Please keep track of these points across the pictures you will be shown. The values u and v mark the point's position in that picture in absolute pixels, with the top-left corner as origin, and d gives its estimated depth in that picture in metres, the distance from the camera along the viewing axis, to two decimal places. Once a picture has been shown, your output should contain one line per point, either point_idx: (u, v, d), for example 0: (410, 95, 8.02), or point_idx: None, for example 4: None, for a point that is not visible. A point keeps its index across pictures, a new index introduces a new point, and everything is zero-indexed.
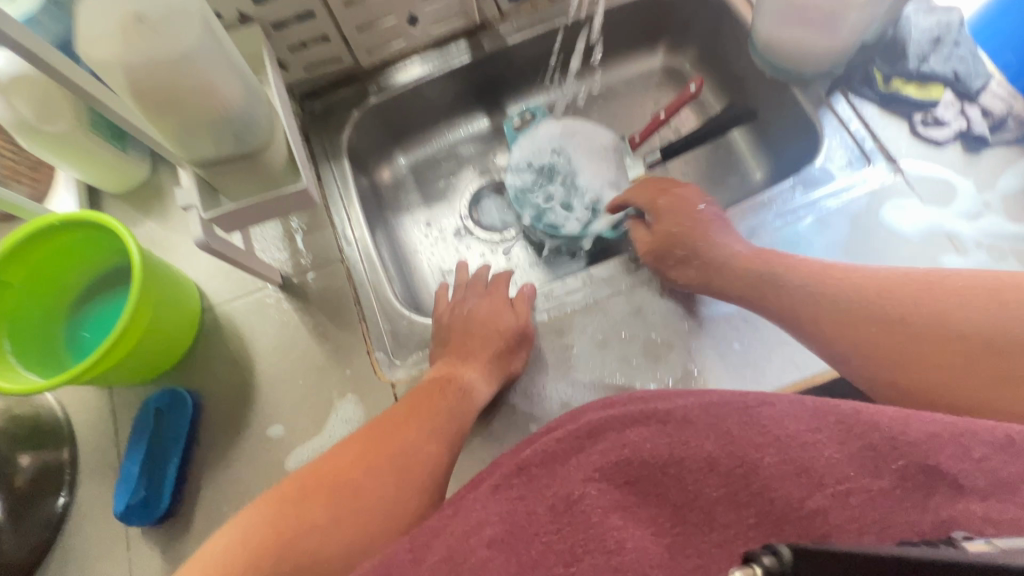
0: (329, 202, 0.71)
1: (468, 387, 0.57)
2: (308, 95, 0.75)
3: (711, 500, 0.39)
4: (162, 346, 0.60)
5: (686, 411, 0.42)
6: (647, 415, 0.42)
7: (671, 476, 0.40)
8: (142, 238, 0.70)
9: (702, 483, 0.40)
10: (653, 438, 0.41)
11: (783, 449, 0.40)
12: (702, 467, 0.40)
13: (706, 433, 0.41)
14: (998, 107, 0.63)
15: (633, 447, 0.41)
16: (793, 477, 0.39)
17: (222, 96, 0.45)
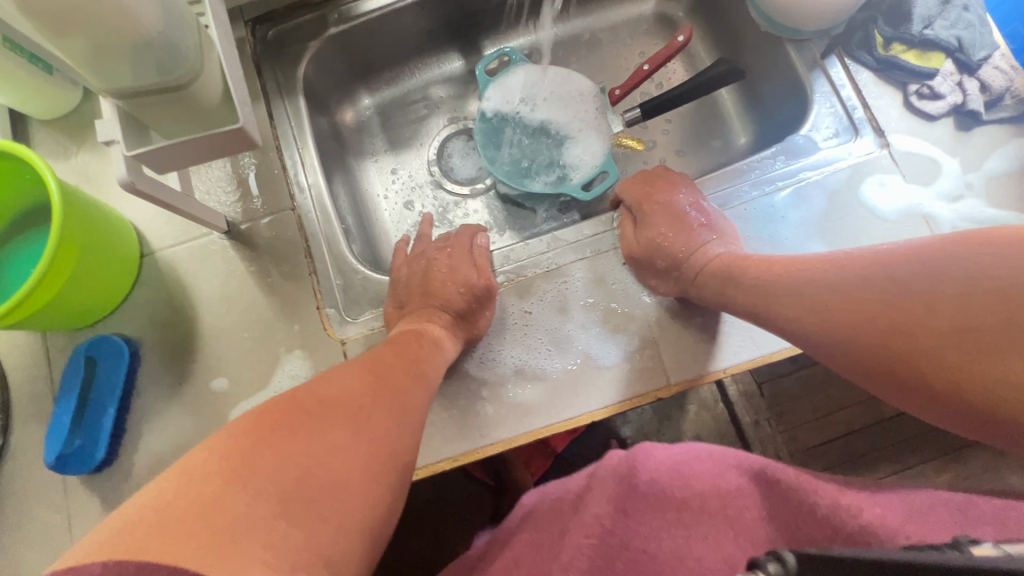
0: (281, 143, 0.65)
1: (439, 340, 0.56)
2: (261, 20, 0.68)
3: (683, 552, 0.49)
4: (94, 291, 0.56)
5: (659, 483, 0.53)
6: (636, 492, 0.52)
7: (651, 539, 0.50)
8: (76, 172, 0.64)
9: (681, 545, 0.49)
10: (641, 513, 0.51)
11: (732, 518, 0.51)
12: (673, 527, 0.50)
13: (695, 511, 0.51)
14: (998, 81, 0.59)
15: (626, 521, 0.51)
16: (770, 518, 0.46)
17: (135, 16, 0.39)
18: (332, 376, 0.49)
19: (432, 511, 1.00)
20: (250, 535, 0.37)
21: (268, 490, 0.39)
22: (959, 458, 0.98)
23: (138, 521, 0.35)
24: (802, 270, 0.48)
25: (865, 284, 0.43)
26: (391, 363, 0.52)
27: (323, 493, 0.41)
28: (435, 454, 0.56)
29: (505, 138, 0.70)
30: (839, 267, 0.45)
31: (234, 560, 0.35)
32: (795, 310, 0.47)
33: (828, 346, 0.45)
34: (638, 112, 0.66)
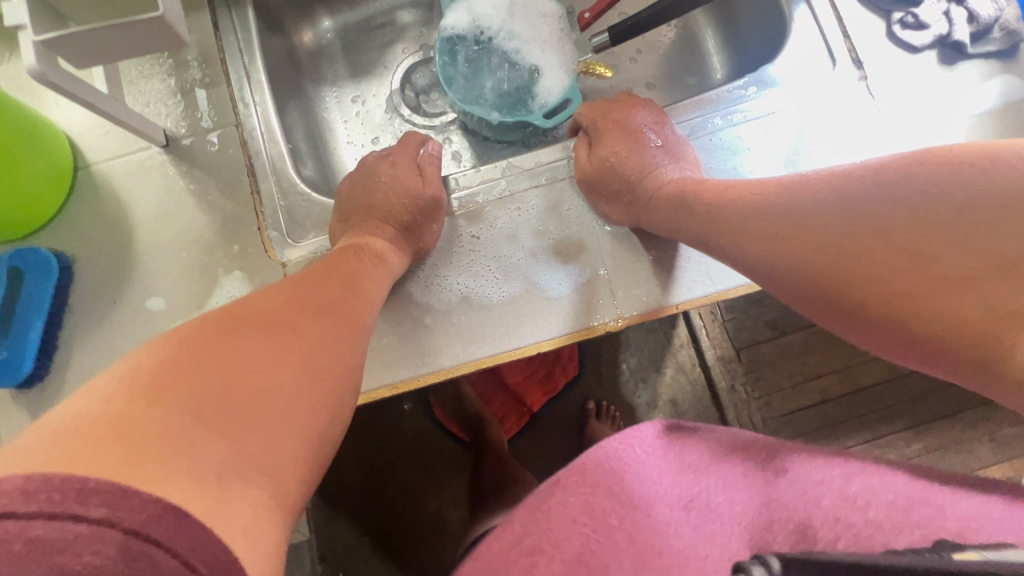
0: (227, 57, 0.62)
1: (382, 254, 0.53)
2: None
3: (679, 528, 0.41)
4: (20, 200, 0.53)
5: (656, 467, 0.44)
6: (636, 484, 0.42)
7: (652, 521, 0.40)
8: (6, 77, 0.60)
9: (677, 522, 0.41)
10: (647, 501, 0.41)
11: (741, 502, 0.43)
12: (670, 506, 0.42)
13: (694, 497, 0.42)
14: (986, 11, 0.55)
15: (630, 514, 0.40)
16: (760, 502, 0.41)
17: None
18: (264, 295, 0.44)
19: (398, 462, 0.99)
20: (181, 449, 0.32)
21: (194, 400, 0.34)
22: (931, 429, 0.97)
23: (46, 444, 0.30)
24: (757, 194, 0.45)
25: (821, 201, 0.41)
26: (332, 279, 0.48)
27: (261, 404, 0.36)
28: (376, 382, 0.54)
29: (467, 63, 0.66)
30: (792, 189, 0.43)
31: (165, 475, 0.30)
32: (744, 235, 0.44)
33: (772, 272, 0.43)
34: (606, 37, 0.62)
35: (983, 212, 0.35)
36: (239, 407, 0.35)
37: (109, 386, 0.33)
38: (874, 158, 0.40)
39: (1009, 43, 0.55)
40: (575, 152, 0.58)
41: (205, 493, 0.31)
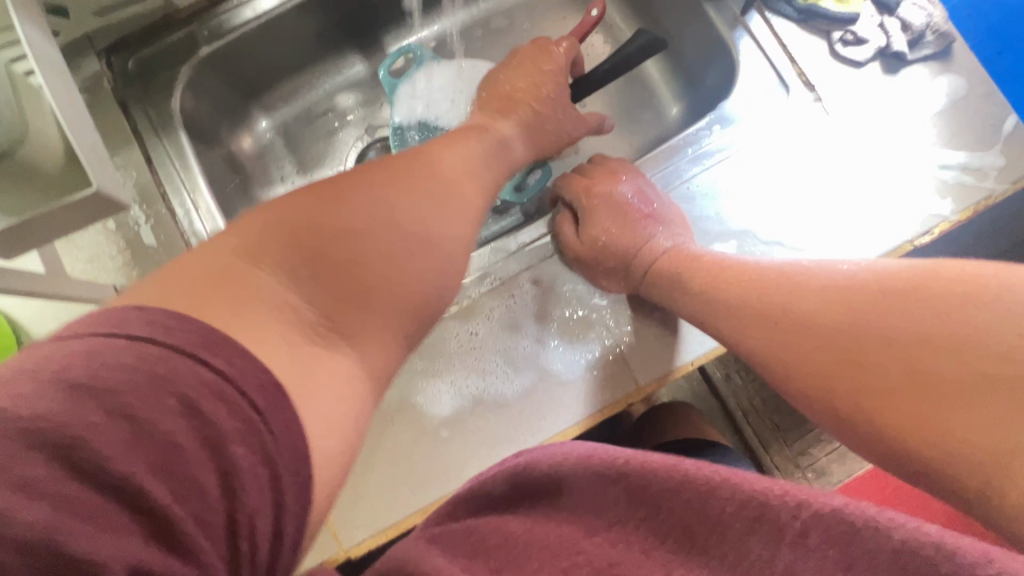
0: (167, 191, 0.57)
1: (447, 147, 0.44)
2: (115, 49, 0.58)
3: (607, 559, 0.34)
4: None
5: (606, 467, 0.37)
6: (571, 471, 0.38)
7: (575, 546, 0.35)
8: None
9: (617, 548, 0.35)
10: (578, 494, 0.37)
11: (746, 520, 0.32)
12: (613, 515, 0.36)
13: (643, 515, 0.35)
14: (918, 19, 0.57)
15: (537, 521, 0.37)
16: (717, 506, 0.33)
17: None
18: (369, 168, 0.37)
19: None
20: (261, 298, 0.30)
21: (292, 248, 0.32)
22: None
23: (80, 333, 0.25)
24: (752, 292, 0.46)
25: (821, 312, 0.41)
26: (401, 159, 0.39)
27: (363, 386, 0.33)
28: (405, 509, 0.51)
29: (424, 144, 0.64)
30: (790, 288, 0.44)
31: (249, 323, 0.28)
32: (744, 323, 0.46)
33: (773, 366, 0.43)
34: None
35: (972, 350, 0.34)
36: (331, 266, 0.32)
37: (221, 247, 0.31)
38: (879, 269, 0.40)
39: (943, 45, 0.57)
40: (558, 229, 0.56)
41: (295, 358, 0.29)
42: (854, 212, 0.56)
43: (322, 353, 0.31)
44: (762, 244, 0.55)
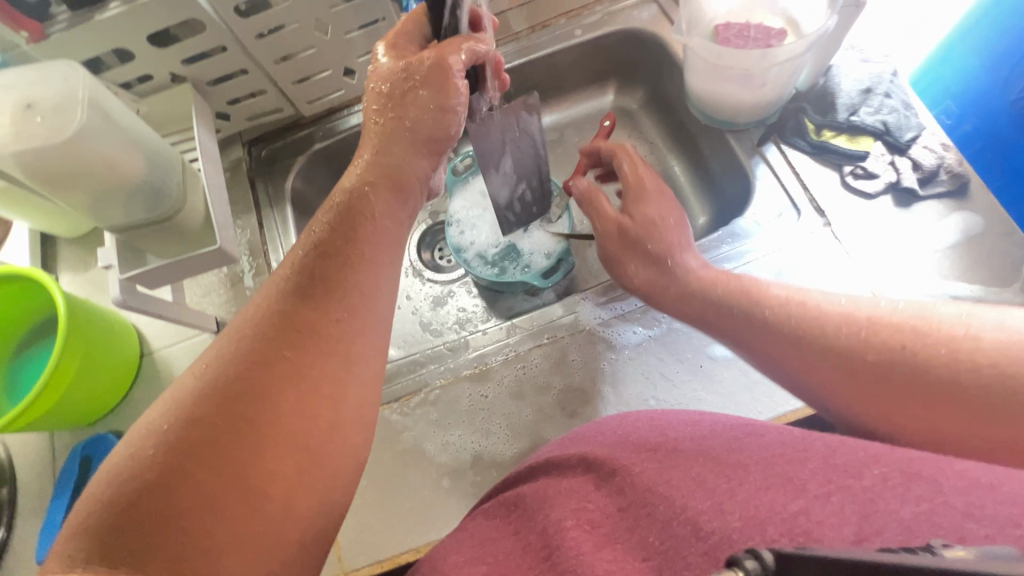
0: (269, 249, 0.73)
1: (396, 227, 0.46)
2: (256, 141, 0.77)
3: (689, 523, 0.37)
4: (93, 392, 0.62)
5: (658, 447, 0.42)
6: (636, 447, 0.43)
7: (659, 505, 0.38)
8: (91, 282, 0.72)
9: (686, 504, 0.37)
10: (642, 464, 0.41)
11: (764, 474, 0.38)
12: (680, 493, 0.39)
13: (693, 460, 0.40)
14: (928, 160, 0.61)
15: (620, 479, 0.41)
16: (698, 489, 0.37)
17: (117, 169, 0.46)
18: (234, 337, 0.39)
19: None
20: (207, 449, 0.35)
21: (231, 398, 0.37)
22: None
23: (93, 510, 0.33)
24: (774, 316, 0.48)
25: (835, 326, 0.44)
26: (318, 287, 0.41)
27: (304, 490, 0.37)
28: (400, 547, 0.56)
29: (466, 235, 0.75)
30: (807, 327, 0.45)
31: (198, 476, 0.34)
32: None
33: None
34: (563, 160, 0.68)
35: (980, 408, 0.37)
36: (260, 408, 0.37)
37: (174, 407, 0.37)
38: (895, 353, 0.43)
39: (957, 183, 0.61)
40: (571, 314, 0.64)
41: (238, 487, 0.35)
42: None
43: (237, 512, 0.34)
44: None
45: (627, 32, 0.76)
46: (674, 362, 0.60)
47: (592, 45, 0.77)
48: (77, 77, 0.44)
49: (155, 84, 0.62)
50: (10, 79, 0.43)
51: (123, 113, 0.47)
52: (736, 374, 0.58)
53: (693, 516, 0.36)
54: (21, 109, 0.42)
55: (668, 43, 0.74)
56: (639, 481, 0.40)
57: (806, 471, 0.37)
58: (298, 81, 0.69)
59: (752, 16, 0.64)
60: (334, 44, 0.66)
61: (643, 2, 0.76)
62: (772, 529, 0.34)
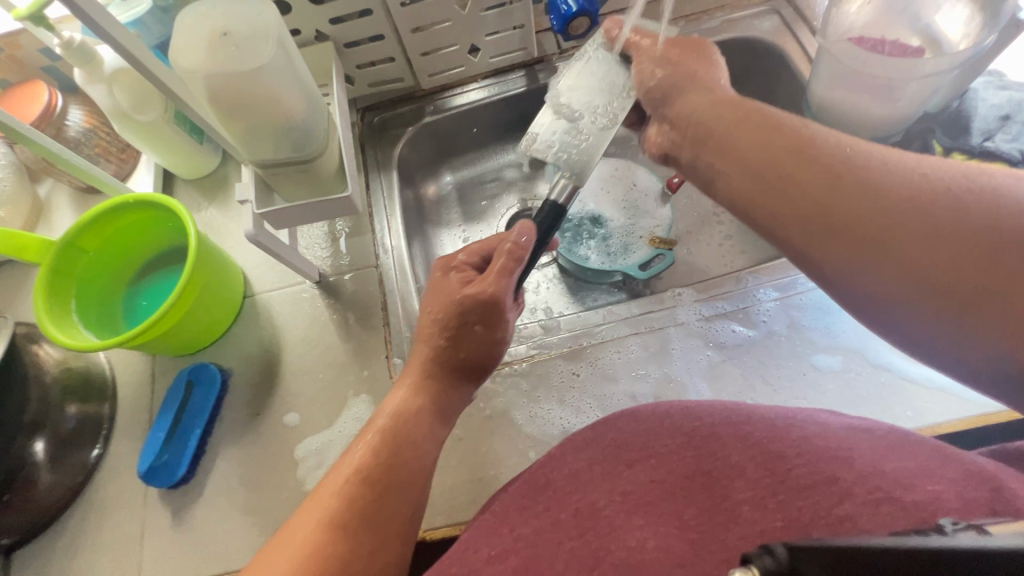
0: (373, 211, 0.75)
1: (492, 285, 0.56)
2: (370, 108, 0.80)
3: (739, 503, 0.39)
4: (202, 323, 0.65)
5: (710, 422, 0.43)
6: (669, 428, 0.44)
7: (710, 479, 0.41)
8: (204, 222, 0.76)
9: (735, 488, 0.40)
10: (678, 452, 0.42)
11: (813, 458, 0.40)
12: (728, 472, 0.41)
13: (732, 444, 0.42)
14: None
15: (659, 458, 0.43)
16: (739, 479, 0.40)
17: (284, 105, 0.48)
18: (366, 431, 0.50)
19: None
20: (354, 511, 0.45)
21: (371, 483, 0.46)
22: None
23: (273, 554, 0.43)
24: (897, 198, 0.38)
25: (934, 187, 0.38)
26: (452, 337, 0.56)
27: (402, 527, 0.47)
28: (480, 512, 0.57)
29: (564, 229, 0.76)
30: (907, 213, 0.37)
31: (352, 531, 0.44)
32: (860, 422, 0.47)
33: None
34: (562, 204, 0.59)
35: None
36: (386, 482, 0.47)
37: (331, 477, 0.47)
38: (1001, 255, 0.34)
39: None
40: (674, 306, 0.63)
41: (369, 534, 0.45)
42: None
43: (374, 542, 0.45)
44: (870, 364, 0.57)
45: (745, 40, 0.76)
46: (775, 368, 0.58)
47: (708, 48, 0.78)
48: (268, 15, 0.47)
49: (300, 39, 0.66)
50: (210, 12, 0.47)
51: (297, 54, 0.50)
52: (841, 387, 0.57)
53: (739, 518, 0.39)
54: (214, 35, 0.45)
55: (788, 53, 0.74)
56: (678, 456, 0.42)
57: (853, 475, 0.38)
58: (425, 53, 0.72)
59: (888, 31, 0.63)
60: (468, 20, 0.68)
61: (765, 12, 0.76)
62: (816, 533, 0.36)
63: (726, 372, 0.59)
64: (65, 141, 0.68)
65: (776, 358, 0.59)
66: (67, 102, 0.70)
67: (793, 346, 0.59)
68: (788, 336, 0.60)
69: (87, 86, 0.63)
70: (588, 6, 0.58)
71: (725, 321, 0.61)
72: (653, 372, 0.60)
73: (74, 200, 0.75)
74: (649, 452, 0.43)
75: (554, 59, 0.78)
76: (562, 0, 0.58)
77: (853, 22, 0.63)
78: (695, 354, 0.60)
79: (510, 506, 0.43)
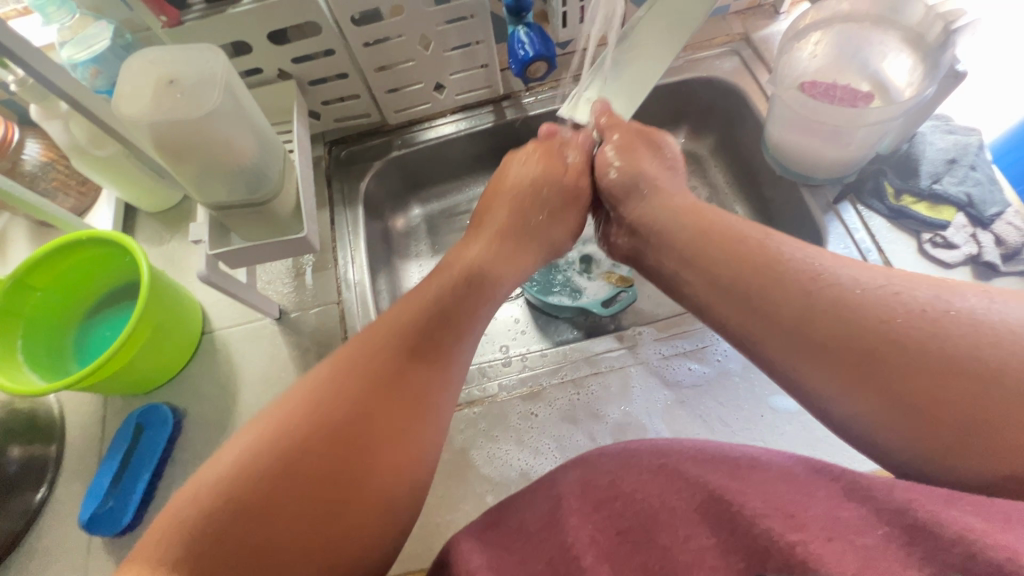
0: (337, 245, 0.75)
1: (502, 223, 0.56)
2: (337, 142, 0.80)
3: (699, 549, 0.37)
4: (157, 361, 0.63)
5: (678, 457, 0.42)
6: (637, 465, 0.43)
7: (662, 522, 0.39)
8: (165, 256, 0.74)
9: (692, 531, 0.38)
10: (642, 489, 0.41)
11: (770, 498, 0.37)
12: (688, 512, 0.39)
13: (694, 484, 0.40)
14: (1012, 236, 0.60)
15: (626, 499, 0.41)
16: (702, 522, 0.38)
17: (234, 149, 0.48)
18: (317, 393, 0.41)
19: None
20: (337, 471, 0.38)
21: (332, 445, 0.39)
22: None
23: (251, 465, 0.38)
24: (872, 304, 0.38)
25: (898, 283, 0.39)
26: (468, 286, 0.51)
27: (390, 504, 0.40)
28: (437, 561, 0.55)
29: (532, 267, 0.76)
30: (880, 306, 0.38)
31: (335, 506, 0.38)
32: None
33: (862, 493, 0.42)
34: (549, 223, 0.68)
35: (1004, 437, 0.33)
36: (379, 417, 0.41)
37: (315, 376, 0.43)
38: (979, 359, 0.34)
39: None
40: (632, 346, 0.63)
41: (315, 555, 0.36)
42: None
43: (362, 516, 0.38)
44: None
45: (707, 79, 0.78)
46: (733, 409, 0.58)
47: (673, 86, 0.79)
48: (216, 61, 0.47)
49: (263, 76, 0.66)
50: (158, 58, 0.47)
51: (249, 98, 0.50)
52: (797, 429, 0.57)
53: (696, 562, 0.37)
54: (162, 82, 0.45)
55: (747, 92, 0.76)
56: (634, 493, 0.41)
57: (808, 515, 0.35)
58: (390, 91, 0.72)
59: (838, 76, 0.65)
60: (432, 59, 0.69)
61: (725, 53, 0.78)
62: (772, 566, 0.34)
63: (685, 414, 0.59)
64: (21, 175, 0.67)
65: (733, 400, 0.59)
66: (25, 135, 0.69)
67: (747, 384, 0.60)
68: (744, 375, 0.60)
69: (44, 122, 0.63)
70: (546, 51, 0.59)
71: (681, 361, 0.62)
72: (610, 415, 0.59)
73: (30, 234, 0.74)
74: (616, 491, 0.42)
75: (520, 96, 0.80)
76: (520, 45, 0.59)
77: (805, 66, 0.65)
78: (653, 395, 0.60)
79: (478, 546, 0.42)
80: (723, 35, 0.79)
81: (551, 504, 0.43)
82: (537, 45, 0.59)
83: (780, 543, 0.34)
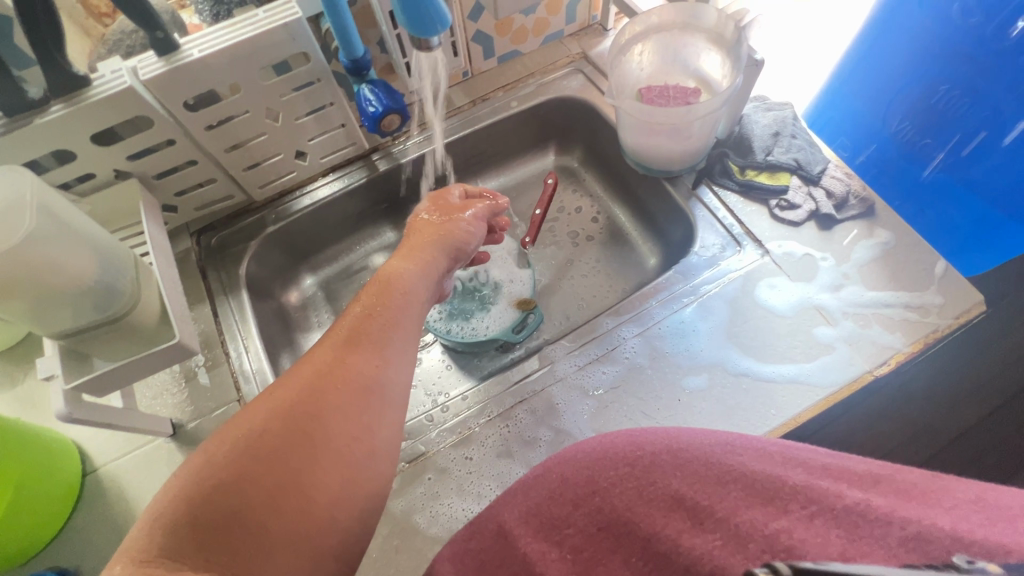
0: (225, 337, 0.69)
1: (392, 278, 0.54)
2: (204, 230, 0.75)
3: (677, 536, 0.37)
4: (32, 524, 0.55)
5: (654, 448, 0.41)
6: (615, 457, 0.42)
7: (638, 513, 0.39)
8: (21, 399, 0.65)
9: (668, 520, 0.38)
10: (622, 485, 0.40)
11: (749, 483, 0.38)
12: (667, 504, 0.39)
13: (672, 472, 0.40)
14: (838, 188, 0.69)
15: (604, 494, 0.40)
16: (676, 510, 0.38)
17: (68, 271, 0.46)
18: (234, 421, 0.39)
19: None
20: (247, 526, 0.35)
21: (231, 500, 0.35)
22: None
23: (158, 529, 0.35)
24: None
25: None
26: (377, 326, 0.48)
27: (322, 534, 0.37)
28: None
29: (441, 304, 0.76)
30: None
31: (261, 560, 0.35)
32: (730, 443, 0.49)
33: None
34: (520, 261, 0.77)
35: None
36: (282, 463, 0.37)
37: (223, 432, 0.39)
38: None
39: (865, 207, 0.68)
40: (550, 364, 0.64)
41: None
42: (811, 342, 0.62)
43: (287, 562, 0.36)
44: (731, 374, 0.62)
45: (560, 99, 0.83)
46: (652, 399, 0.61)
47: (530, 111, 0.83)
48: (21, 182, 0.45)
49: (98, 181, 0.61)
50: None
51: (70, 212, 0.48)
52: (712, 403, 0.60)
53: (678, 546, 0.37)
54: None
55: (597, 104, 0.82)
56: (615, 486, 0.40)
57: (787, 489, 0.37)
58: (249, 167, 0.70)
59: (668, 79, 0.72)
60: (285, 129, 0.67)
61: (570, 73, 0.84)
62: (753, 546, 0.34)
63: (611, 416, 0.60)
64: None
65: (652, 391, 0.61)
66: None
67: (661, 372, 0.63)
68: (654, 364, 0.63)
69: None
70: (395, 104, 0.60)
71: (596, 368, 0.63)
72: (542, 438, 0.60)
73: None
74: (594, 487, 0.41)
75: (388, 146, 0.80)
76: (368, 102, 0.59)
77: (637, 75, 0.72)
78: (577, 406, 0.61)
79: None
80: (564, 57, 0.85)
81: (496, 535, 0.42)
82: (384, 99, 0.59)
83: (765, 530, 0.35)
